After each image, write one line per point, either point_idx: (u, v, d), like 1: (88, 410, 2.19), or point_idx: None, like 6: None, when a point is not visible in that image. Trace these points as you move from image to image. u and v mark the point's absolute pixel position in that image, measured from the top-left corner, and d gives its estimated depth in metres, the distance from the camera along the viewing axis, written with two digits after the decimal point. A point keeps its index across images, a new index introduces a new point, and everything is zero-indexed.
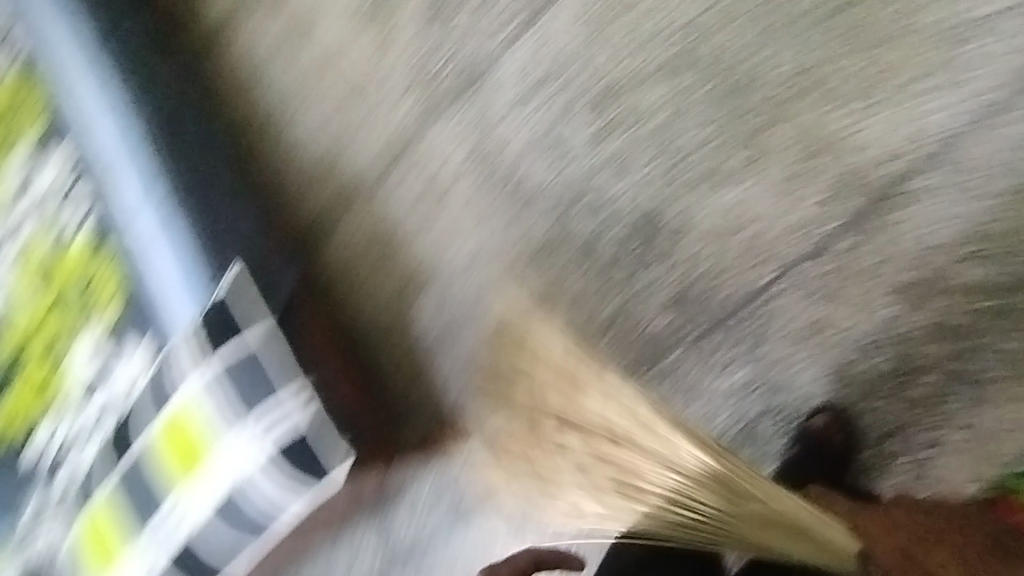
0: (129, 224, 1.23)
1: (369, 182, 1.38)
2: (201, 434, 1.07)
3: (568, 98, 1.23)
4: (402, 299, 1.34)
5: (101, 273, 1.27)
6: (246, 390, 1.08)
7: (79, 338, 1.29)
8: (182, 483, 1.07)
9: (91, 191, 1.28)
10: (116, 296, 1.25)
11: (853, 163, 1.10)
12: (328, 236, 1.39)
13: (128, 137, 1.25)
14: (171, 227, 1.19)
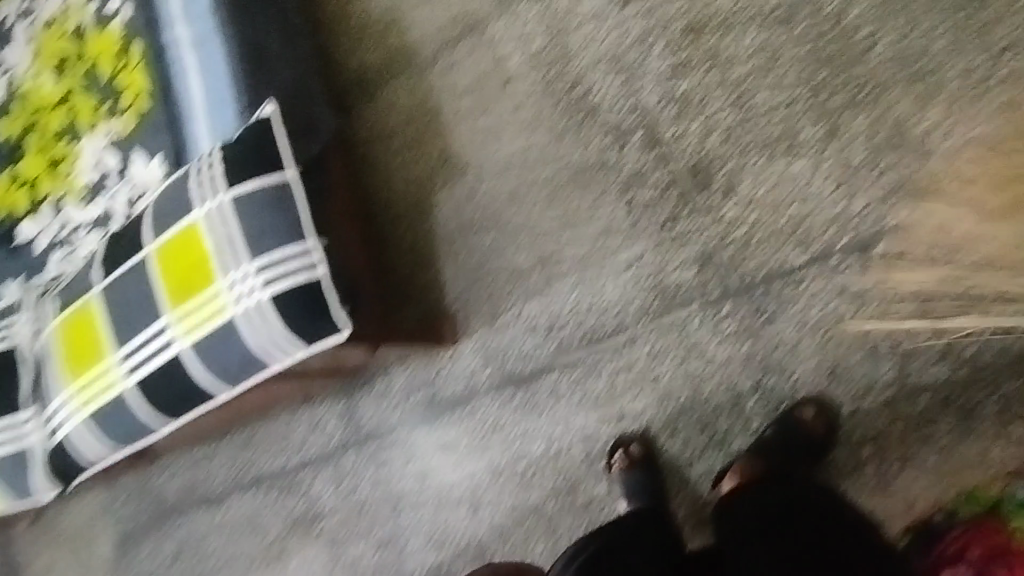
0: (171, 28, 1.11)
1: (434, 59, 1.35)
2: (206, 268, 0.85)
3: (652, 23, 1.19)
4: (430, 182, 1.33)
5: (133, 68, 1.20)
6: (261, 227, 0.85)
7: (96, 130, 1.22)
8: (171, 311, 0.88)
9: None
10: (144, 96, 1.18)
11: (926, 166, 1.03)
12: (378, 99, 1.39)
13: None
14: (204, 35, 1.07)
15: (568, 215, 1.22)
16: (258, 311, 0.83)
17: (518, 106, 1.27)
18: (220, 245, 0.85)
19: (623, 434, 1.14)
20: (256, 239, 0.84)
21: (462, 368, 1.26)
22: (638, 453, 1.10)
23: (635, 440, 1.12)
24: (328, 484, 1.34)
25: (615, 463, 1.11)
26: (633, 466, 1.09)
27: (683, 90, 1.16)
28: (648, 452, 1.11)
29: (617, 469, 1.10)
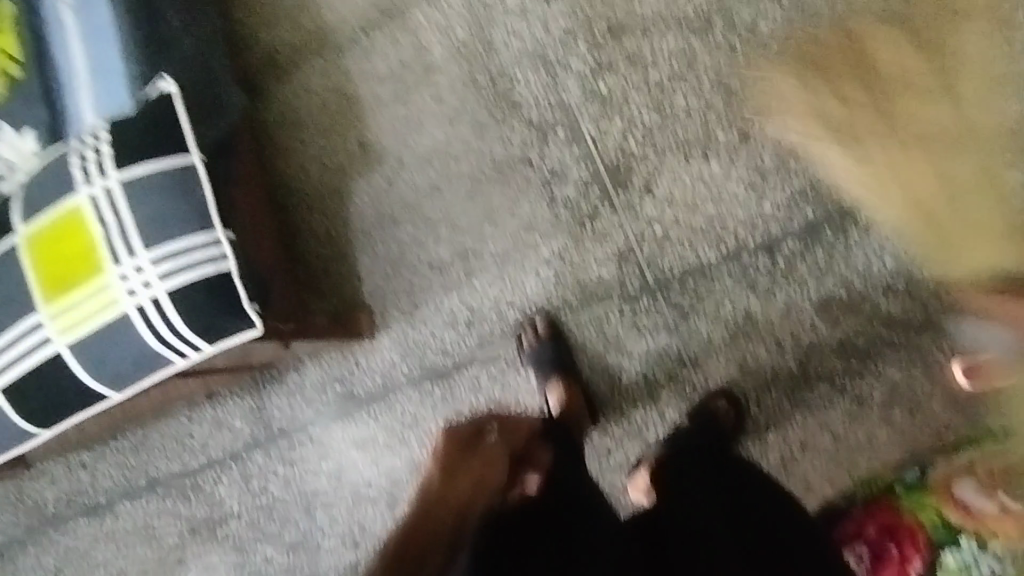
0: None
1: (355, 43, 1.30)
2: (91, 253, 0.77)
3: (575, 23, 1.21)
4: (349, 171, 1.27)
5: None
6: (158, 212, 0.77)
7: None
8: (44, 305, 0.78)
9: None
10: (12, 64, 1.01)
11: (823, 174, 1.11)
12: (295, 81, 1.32)
13: None
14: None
15: (490, 208, 1.21)
16: (157, 307, 0.77)
17: (442, 97, 1.25)
18: (109, 232, 0.77)
19: (528, 309, 1.18)
20: (153, 226, 0.77)
21: (380, 362, 1.22)
22: (545, 328, 1.14)
23: (542, 315, 1.16)
24: (233, 485, 1.26)
25: (523, 337, 1.15)
26: (539, 339, 1.13)
27: (606, 88, 1.19)
28: (555, 329, 1.15)
29: (526, 344, 1.14)
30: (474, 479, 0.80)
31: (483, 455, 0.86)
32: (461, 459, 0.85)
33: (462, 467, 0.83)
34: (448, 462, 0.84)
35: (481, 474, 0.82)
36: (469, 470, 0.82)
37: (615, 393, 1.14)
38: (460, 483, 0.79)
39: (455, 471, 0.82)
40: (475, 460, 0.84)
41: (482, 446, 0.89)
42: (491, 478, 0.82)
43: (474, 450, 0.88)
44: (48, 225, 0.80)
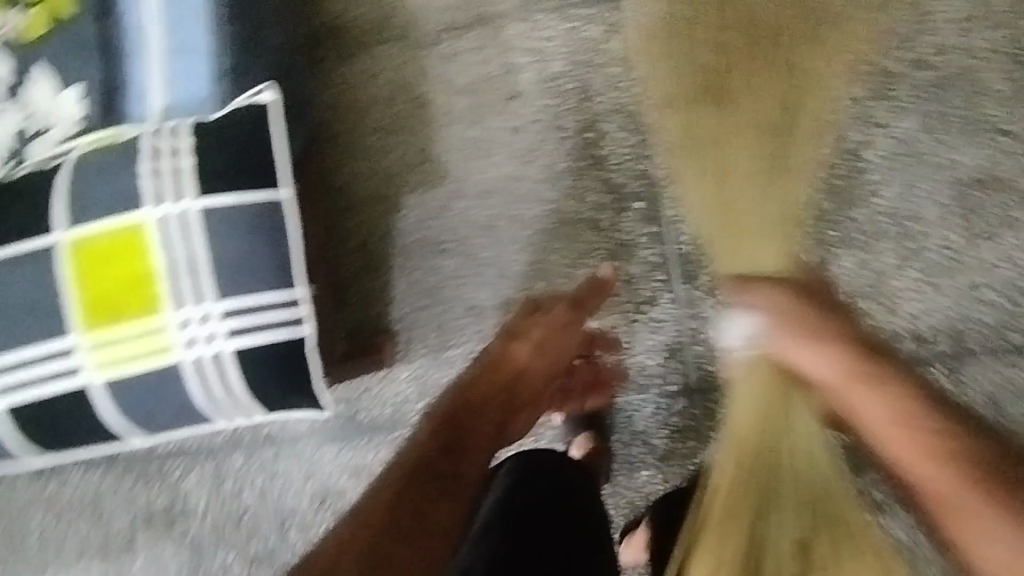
0: None
1: (439, 41, 1.17)
2: (150, 279, 0.77)
3: (680, 92, 1.13)
4: (401, 181, 1.16)
5: None
6: (236, 257, 0.78)
7: None
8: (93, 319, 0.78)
9: None
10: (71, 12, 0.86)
11: (885, 321, 1.09)
12: (361, 63, 1.18)
13: None
14: None
15: (543, 266, 1.13)
16: (214, 358, 0.79)
17: (520, 128, 1.14)
18: (168, 262, 0.78)
19: None
20: (228, 272, 0.78)
21: (392, 393, 1.15)
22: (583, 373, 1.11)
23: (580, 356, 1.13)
24: (202, 483, 1.17)
25: None
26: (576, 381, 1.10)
27: (694, 173, 1.12)
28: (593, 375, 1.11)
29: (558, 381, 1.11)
30: (536, 345, 0.82)
31: (550, 317, 0.85)
32: (523, 320, 0.85)
33: (529, 326, 0.84)
34: (514, 325, 0.85)
35: (543, 339, 0.83)
36: (539, 330, 0.83)
37: (629, 482, 1.12)
38: (520, 350, 0.81)
39: (518, 332, 0.83)
40: (542, 320, 0.84)
41: (545, 313, 0.86)
42: (567, 340, 0.85)
43: (542, 313, 0.86)
44: (100, 235, 0.78)
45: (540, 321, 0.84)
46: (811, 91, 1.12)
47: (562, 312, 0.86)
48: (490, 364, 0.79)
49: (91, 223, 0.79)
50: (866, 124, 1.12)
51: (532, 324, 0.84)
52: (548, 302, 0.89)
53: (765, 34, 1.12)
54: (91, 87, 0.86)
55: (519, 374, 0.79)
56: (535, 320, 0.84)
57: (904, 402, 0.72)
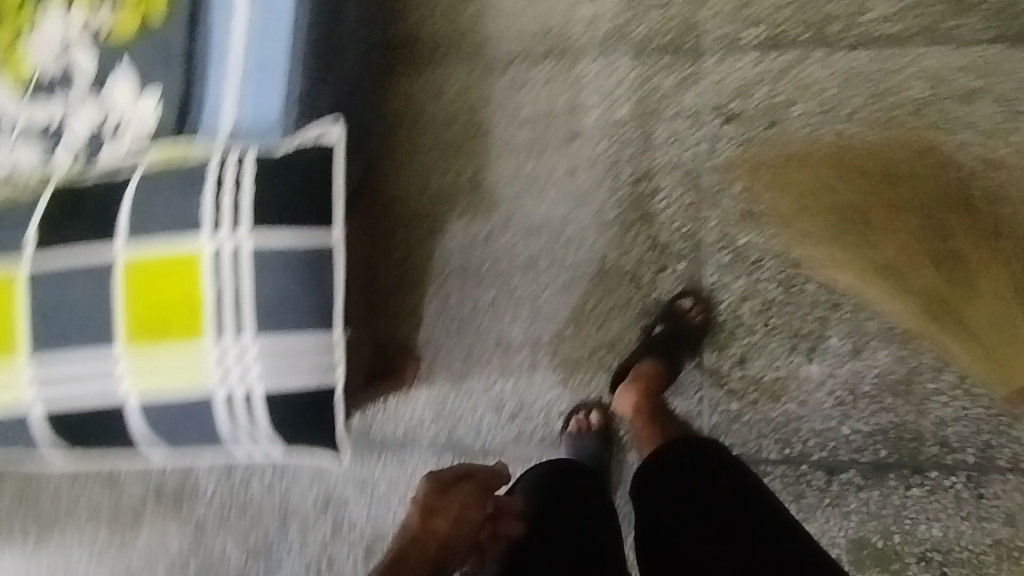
0: None
1: (504, 67, 1.16)
2: (191, 310, 0.75)
3: (741, 158, 1.11)
4: (448, 204, 1.15)
5: None
6: (282, 295, 0.74)
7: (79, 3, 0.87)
8: (133, 343, 0.76)
9: None
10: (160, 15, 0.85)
11: (913, 422, 1.07)
12: (424, 79, 1.17)
13: None
14: None
15: (577, 312, 1.13)
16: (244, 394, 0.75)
17: (574, 170, 1.13)
18: (216, 297, 0.74)
19: (586, 397, 1.13)
20: (270, 310, 0.74)
21: (410, 412, 1.16)
22: (597, 427, 1.10)
23: (596, 409, 1.12)
24: (214, 468, 1.21)
25: (571, 425, 1.11)
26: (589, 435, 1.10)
27: (743, 242, 1.11)
28: (606, 430, 1.11)
29: (571, 433, 1.10)
30: (453, 519, 0.95)
31: (461, 496, 0.98)
32: (443, 497, 0.98)
33: (445, 503, 0.97)
34: (430, 501, 0.97)
35: (460, 514, 0.96)
36: (448, 511, 0.96)
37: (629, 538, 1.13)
38: (438, 524, 0.94)
39: (435, 510, 0.96)
40: (452, 501, 0.97)
41: (458, 492, 0.99)
42: (471, 515, 0.95)
43: (454, 492, 0.99)
44: (155, 257, 0.75)
45: (456, 497, 0.98)
46: (879, 177, 1.09)
47: (474, 489, 0.99)
48: (412, 537, 0.93)
49: (139, 240, 0.76)
50: None
51: (450, 500, 0.97)
52: (461, 480, 1.00)
53: (836, 113, 1.10)
54: (167, 96, 0.84)
55: (440, 546, 0.93)
56: (447, 500, 0.97)
57: (918, 234, 0.99)
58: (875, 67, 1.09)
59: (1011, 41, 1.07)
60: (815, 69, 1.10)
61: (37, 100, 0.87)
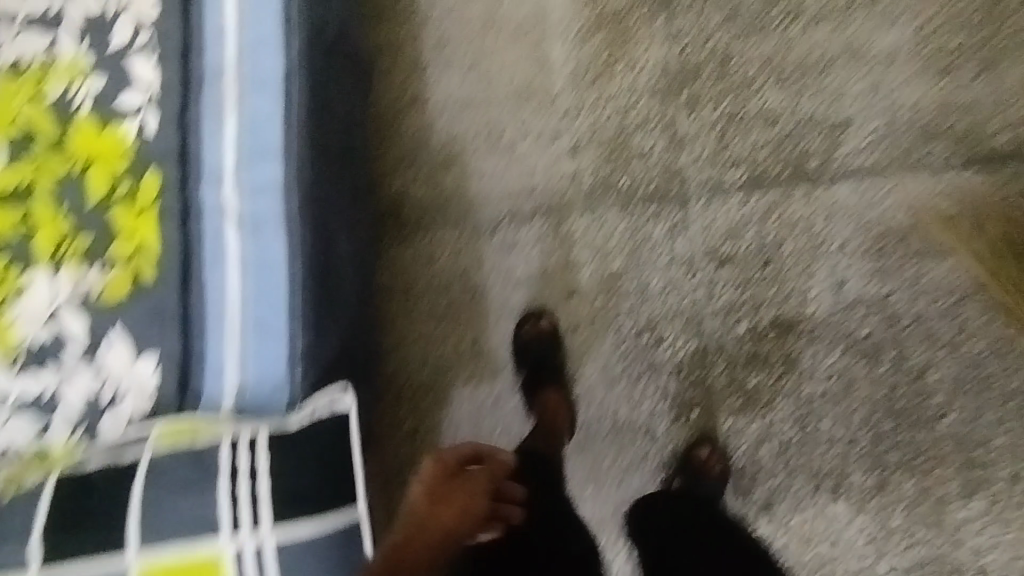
0: (212, 198, 0.77)
1: (496, 228, 1.16)
2: None
3: (741, 299, 1.12)
4: (454, 372, 1.14)
5: (137, 216, 0.77)
6: None
7: (49, 258, 0.78)
8: None
9: (175, 111, 0.79)
10: (148, 262, 0.76)
11: (946, 552, 1.06)
12: (416, 247, 1.17)
13: (274, 59, 0.79)
14: (269, 224, 0.76)
15: (595, 470, 1.11)
16: None
17: (576, 327, 1.13)
18: None
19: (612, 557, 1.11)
20: None
21: None
22: None
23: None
24: None
25: None
26: None
27: (753, 383, 1.10)
28: None
29: None
30: (459, 506, 0.77)
31: (470, 483, 0.79)
32: (447, 485, 0.78)
33: (450, 490, 0.78)
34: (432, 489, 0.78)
35: (462, 506, 0.77)
36: (453, 499, 0.77)
37: None
38: (442, 516, 0.76)
39: (437, 494, 0.77)
40: (457, 489, 0.78)
41: (466, 478, 0.79)
42: (474, 506, 0.78)
43: (461, 479, 0.79)
44: (170, 564, 0.66)
45: (457, 489, 0.78)
46: (877, 306, 1.09)
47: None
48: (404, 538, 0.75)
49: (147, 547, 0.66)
50: (933, 343, 1.08)
51: (449, 494, 0.78)
52: (470, 468, 0.80)
53: (828, 246, 1.11)
54: (167, 360, 0.75)
55: (445, 534, 0.76)
56: (455, 485, 0.78)
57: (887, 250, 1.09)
58: (859, 199, 1.11)
59: (982, 164, 1.10)
60: (801, 205, 1.12)
61: (28, 372, 0.76)
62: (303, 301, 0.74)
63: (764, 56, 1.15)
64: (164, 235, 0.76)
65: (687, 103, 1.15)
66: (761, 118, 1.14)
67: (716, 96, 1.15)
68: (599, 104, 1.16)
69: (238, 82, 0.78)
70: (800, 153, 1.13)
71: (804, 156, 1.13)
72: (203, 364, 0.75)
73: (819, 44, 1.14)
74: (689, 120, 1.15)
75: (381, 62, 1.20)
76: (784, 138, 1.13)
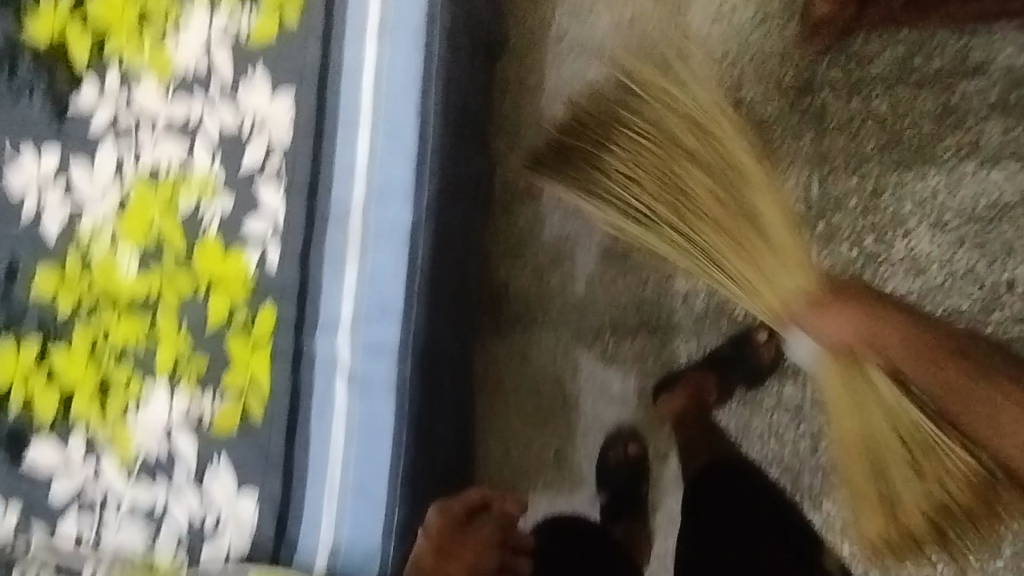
0: (325, 346, 0.83)
1: (598, 337, 1.12)
2: None
3: None
4: (537, 481, 1.11)
5: (252, 352, 0.81)
6: None
7: (163, 374, 0.82)
8: None
9: (297, 250, 0.82)
10: (259, 397, 0.81)
11: None
12: (512, 343, 1.13)
13: (400, 213, 0.83)
14: (376, 385, 0.82)
15: None
16: None
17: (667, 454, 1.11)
18: None
19: None
20: None
21: None
22: None
23: None
24: None
25: None
26: None
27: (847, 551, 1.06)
28: None
29: None
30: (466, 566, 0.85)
31: (479, 535, 0.87)
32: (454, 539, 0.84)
33: (456, 546, 0.85)
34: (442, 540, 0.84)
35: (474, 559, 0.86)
36: (462, 555, 0.85)
37: None
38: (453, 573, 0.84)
39: (450, 550, 0.84)
40: (463, 543, 0.85)
41: (473, 531, 0.87)
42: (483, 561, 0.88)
43: (470, 530, 0.87)
44: None
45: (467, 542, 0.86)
46: None
47: (491, 530, 0.89)
48: None
49: None
50: None
51: (456, 548, 0.84)
52: (480, 515, 0.88)
53: None
54: (269, 504, 0.81)
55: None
56: (461, 542, 0.85)
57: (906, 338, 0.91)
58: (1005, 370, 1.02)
59: None
60: None
61: (142, 482, 0.81)
62: (400, 466, 0.82)
63: (923, 194, 1.06)
64: (274, 377, 0.82)
65: (823, 236, 1.09)
66: (905, 263, 1.06)
67: (858, 233, 1.07)
68: None
69: (363, 228, 0.82)
70: (947, 309, 1.04)
71: (952, 314, 1.04)
72: (303, 516, 0.82)
73: (990, 188, 1.03)
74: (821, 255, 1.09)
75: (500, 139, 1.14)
76: (930, 291, 1.05)
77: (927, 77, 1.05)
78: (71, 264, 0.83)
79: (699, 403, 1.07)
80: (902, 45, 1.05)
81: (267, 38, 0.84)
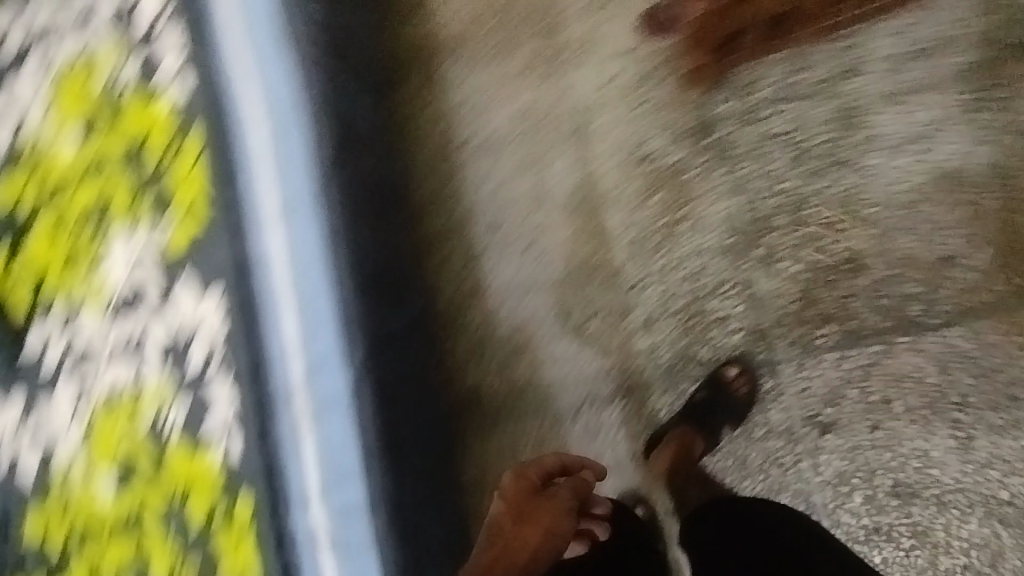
0: (302, 524, 0.81)
1: (579, 413, 1.14)
2: None
3: (855, 466, 1.07)
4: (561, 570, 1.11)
5: (238, 546, 0.77)
6: None
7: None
8: None
9: (258, 434, 0.79)
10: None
11: None
12: (501, 441, 1.15)
13: (336, 382, 0.87)
14: (358, 546, 0.85)
15: None
16: None
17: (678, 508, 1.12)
18: None
19: None
20: None
21: None
22: None
23: None
24: None
25: None
26: None
27: (880, 559, 1.06)
28: None
29: None
30: (542, 529, 1.04)
31: (553, 502, 1.05)
32: (532, 500, 1.05)
33: (535, 508, 1.05)
34: (523, 501, 1.05)
35: (550, 524, 1.05)
36: (539, 521, 1.04)
37: None
38: (530, 536, 1.04)
39: (524, 515, 1.05)
40: (539, 505, 1.05)
41: (549, 493, 1.06)
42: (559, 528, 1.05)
43: (547, 497, 1.06)
44: None
45: (542, 505, 1.05)
46: (1016, 465, 1.02)
47: (568, 495, 1.05)
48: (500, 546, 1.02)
49: None
50: None
51: (534, 509, 1.05)
52: (555, 481, 1.07)
53: (939, 399, 1.05)
54: None
55: (532, 554, 1.03)
56: (540, 506, 1.05)
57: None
58: (972, 343, 1.04)
59: None
60: (908, 357, 1.06)
61: None
62: None
63: (842, 196, 1.09)
64: (265, 569, 0.78)
65: (763, 258, 1.10)
66: (847, 264, 1.08)
67: (794, 248, 1.09)
68: (667, 270, 1.13)
69: (309, 403, 0.84)
70: (899, 298, 1.07)
71: (906, 303, 1.06)
72: None
73: (903, 175, 1.07)
74: (767, 278, 1.10)
75: (432, 251, 1.16)
76: (877, 286, 1.07)
77: (810, 89, 1.09)
78: (51, 507, 0.76)
79: (688, 455, 1.08)
80: (783, 65, 1.10)
81: (189, 238, 0.79)
